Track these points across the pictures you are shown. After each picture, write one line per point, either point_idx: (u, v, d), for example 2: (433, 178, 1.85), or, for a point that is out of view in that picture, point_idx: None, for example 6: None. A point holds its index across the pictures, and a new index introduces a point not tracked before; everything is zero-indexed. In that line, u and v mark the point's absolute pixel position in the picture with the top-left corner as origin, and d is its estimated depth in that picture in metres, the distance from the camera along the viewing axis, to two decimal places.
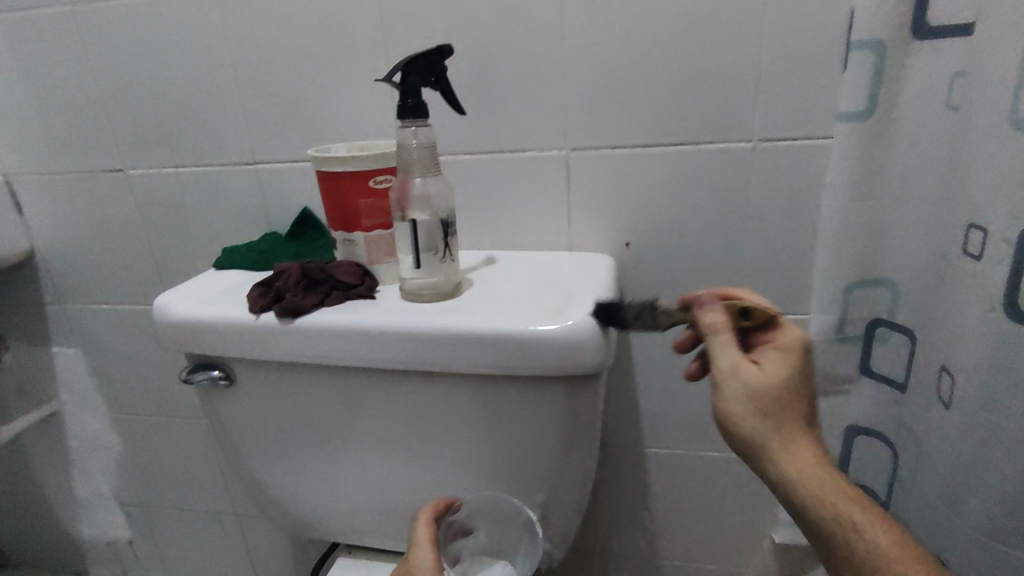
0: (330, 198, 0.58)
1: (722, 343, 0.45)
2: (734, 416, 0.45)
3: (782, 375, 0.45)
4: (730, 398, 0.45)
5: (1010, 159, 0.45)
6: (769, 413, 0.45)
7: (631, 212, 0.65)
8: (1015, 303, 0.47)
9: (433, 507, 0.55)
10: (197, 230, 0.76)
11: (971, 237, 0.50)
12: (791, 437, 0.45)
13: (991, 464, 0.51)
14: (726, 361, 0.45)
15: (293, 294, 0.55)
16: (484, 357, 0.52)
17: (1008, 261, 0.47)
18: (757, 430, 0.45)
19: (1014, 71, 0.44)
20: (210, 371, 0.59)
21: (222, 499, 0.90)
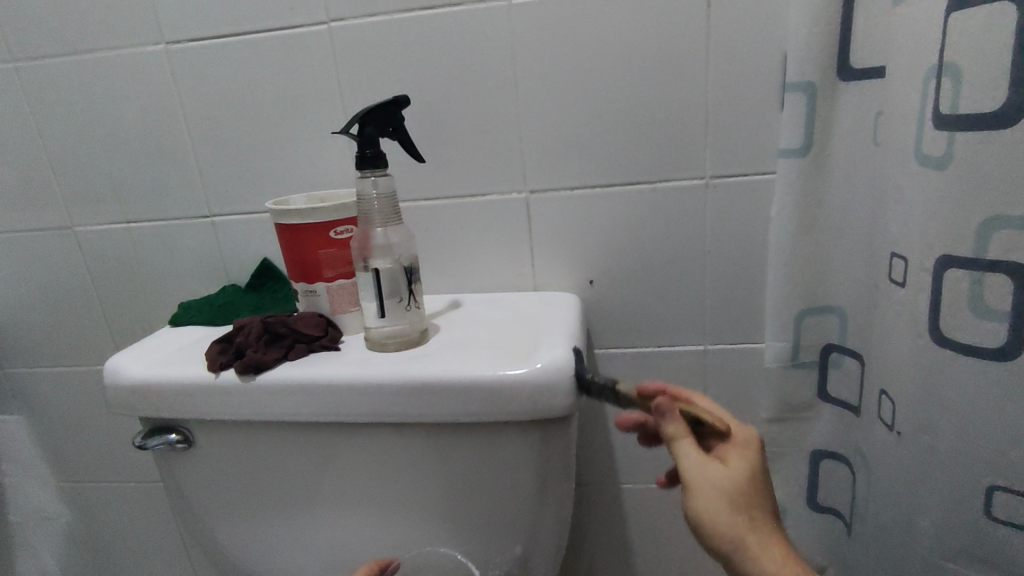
0: (291, 250, 0.58)
1: (684, 444, 0.44)
2: (704, 519, 0.43)
3: (748, 473, 0.44)
4: (701, 499, 0.43)
5: (920, 191, 0.46)
6: (739, 511, 0.43)
7: (591, 250, 0.65)
8: (938, 328, 0.46)
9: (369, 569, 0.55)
10: (151, 288, 0.74)
11: (895, 265, 0.51)
12: (753, 529, 0.43)
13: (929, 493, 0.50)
14: (690, 461, 0.44)
15: (254, 349, 0.54)
16: (452, 407, 0.51)
17: (928, 287, 0.46)
18: (730, 530, 0.43)
19: (916, 106, 0.46)
20: (167, 436, 0.57)
21: (186, 565, 0.87)
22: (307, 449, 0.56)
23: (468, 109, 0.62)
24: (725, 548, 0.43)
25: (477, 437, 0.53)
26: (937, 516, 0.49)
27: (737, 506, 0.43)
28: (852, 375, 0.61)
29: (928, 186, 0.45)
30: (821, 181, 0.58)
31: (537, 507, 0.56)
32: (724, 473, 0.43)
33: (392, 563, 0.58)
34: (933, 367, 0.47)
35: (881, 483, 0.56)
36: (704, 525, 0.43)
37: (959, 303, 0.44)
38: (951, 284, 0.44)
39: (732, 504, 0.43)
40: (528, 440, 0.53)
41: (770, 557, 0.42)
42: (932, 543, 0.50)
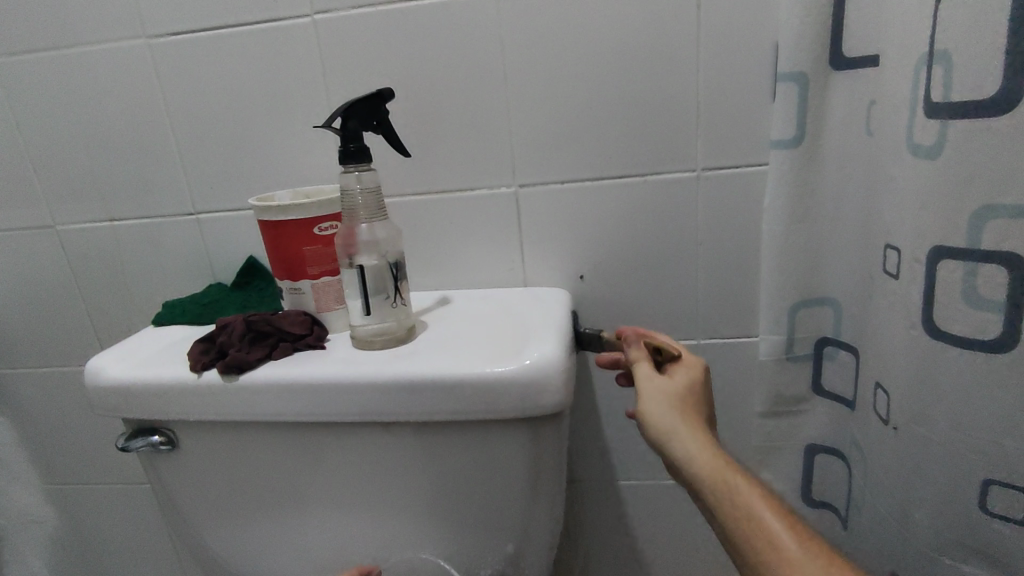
0: (274, 247, 0.57)
1: (640, 359, 0.51)
2: (644, 409, 0.47)
3: (693, 385, 0.49)
4: (642, 395, 0.48)
5: (914, 180, 0.45)
6: (675, 407, 0.47)
7: (582, 244, 0.64)
8: (932, 320, 0.45)
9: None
10: (136, 288, 0.73)
11: (888, 257, 0.51)
12: (685, 422, 0.46)
13: (923, 489, 0.49)
14: (643, 371, 0.50)
15: (237, 348, 0.53)
16: (440, 406, 0.50)
17: (920, 279, 0.45)
18: (666, 420, 0.46)
19: (909, 94, 0.45)
20: (150, 437, 0.56)
21: (176, 568, 0.86)
22: (294, 451, 0.55)
23: (456, 102, 0.61)
24: (658, 431, 0.46)
25: (466, 436, 0.52)
26: (932, 511, 0.48)
27: (674, 403, 0.47)
28: (848, 367, 0.60)
29: (922, 175, 0.44)
30: (813, 172, 0.57)
31: (528, 506, 0.55)
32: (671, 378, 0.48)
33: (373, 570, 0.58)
34: (927, 360, 0.46)
35: (877, 478, 0.55)
36: (644, 418, 0.47)
37: (952, 295, 0.43)
38: (944, 275, 0.44)
39: (672, 401, 0.47)
40: (518, 438, 0.52)
41: (698, 446, 0.45)
42: (927, 538, 0.49)
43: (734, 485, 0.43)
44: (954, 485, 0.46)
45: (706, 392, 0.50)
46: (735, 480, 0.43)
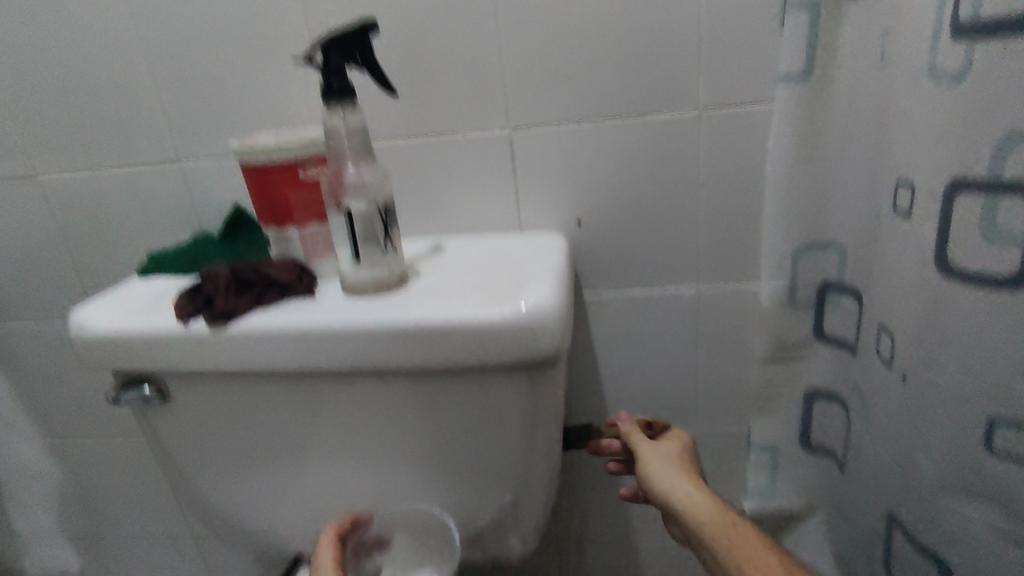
0: (260, 192, 0.55)
1: (633, 433, 0.57)
2: (646, 471, 0.53)
3: (680, 447, 0.55)
4: (644, 459, 0.54)
5: (931, 111, 0.43)
6: (671, 463, 0.53)
7: (579, 189, 0.62)
8: (944, 257, 0.43)
9: (336, 525, 0.55)
10: (122, 240, 0.71)
11: (900, 196, 0.48)
12: (682, 472, 0.52)
13: (927, 431, 0.48)
14: (639, 442, 0.56)
15: (224, 297, 0.51)
16: (433, 353, 0.49)
17: (934, 215, 0.43)
18: (662, 472, 0.52)
19: (930, 15, 0.42)
20: (141, 388, 0.55)
21: (179, 518, 0.87)
22: (287, 400, 0.54)
23: (445, 38, 0.58)
24: (660, 483, 0.51)
25: (462, 382, 0.51)
26: (935, 451, 0.48)
27: (671, 461, 0.53)
28: (851, 313, 0.59)
29: (941, 104, 0.42)
30: (822, 108, 0.54)
31: (525, 453, 0.54)
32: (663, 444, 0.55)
33: (364, 516, 0.57)
34: (938, 299, 0.44)
35: (877, 421, 0.54)
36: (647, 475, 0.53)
37: (969, 230, 0.41)
38: (961, 209, 0.41)
39: (667, 459, 0.53)
40: (514, 385, 0.51)
41: (691, 490, 0.50)
42: (928, 479, 0.49)
43: (728, 522, 0.48)
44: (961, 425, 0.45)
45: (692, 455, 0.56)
46: (730, 516, 0.48)
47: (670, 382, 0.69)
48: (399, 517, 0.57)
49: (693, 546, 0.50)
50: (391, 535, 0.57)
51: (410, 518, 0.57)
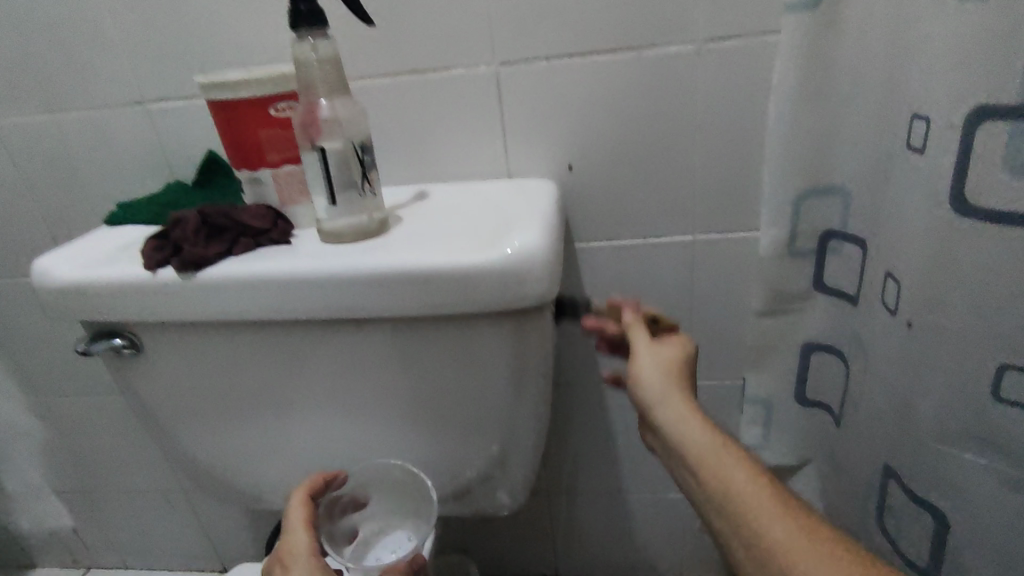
0: (228, 133, 0.51)
1: (635, 327, 0.52)
2: (641, 377, 0.49)
3: (682, 355, 0.50)
4: (640, 360, 0.50)
5: (952, 34, 0.39)
6: (666, 374, 0.49)
7: (570, 131, 0.59)
8: (961, 195, 0.41)
9: (310, 485, 0.52)
10: (90, 188, 0.67)
11: (915, 128, 0.44)
12: (676, 391, 0.48)
13: (929, 379, 0.46)
14: (641, 337, 0.51)
15: (193, 244, 0.49)
16: (415, 301, 0.47)
17: (953, 149, 0.40)
18: (656, 386, 0.48)
19: None
20: (112, 340, 0.53)
21: (167, 475, 0.87)
22: (265, 353, 0.52)
23: None
24: (651, 397, 0.48)
25: (446, 332, 0.49)
26: (937, 399, 0.46)
27: (667, 369, 0.49)
28: (853, 261, 0.57)
29: (963, 26, 0.38)
30: (830, 40, 0.50)
31: (513, 404, 0.52)
32: (665, 350, 0.50)
33: (340, 476, 0.54)
34: (950, 240, 0.42)
35: (877, 371, 0.53)
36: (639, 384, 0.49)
37: (989, 164, 0.38)
38: (982, 141, 0.38)
39: (665, 371, 0.49)
40: (501, 334, 0.49)
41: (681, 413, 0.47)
42: (928, 427, 0.47)
43: (718, 452, 0.44)
44: (967, 371, 0.43)
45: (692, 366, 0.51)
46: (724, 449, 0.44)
47: None
48: (374, 478, 0.56)
49: (666, 460, 0.48)
50: (366, 495, 0.56)
51: (386, 477, 0.56)
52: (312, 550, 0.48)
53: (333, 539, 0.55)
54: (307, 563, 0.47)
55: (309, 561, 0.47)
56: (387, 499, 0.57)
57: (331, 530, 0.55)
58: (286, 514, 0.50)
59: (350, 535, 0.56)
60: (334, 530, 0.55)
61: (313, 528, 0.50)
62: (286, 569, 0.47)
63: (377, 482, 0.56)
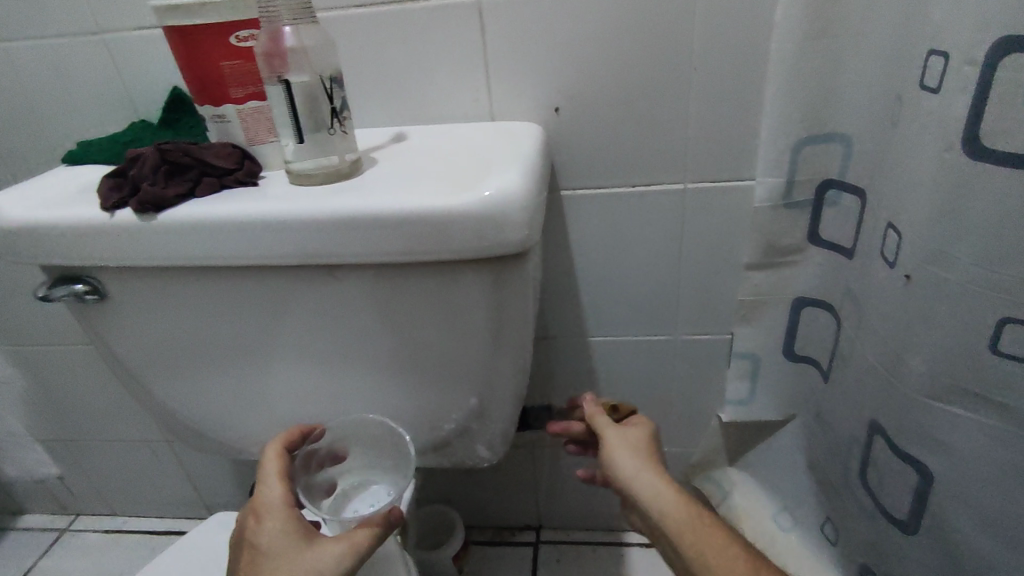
0: (187, 64, 0.48)
1: (597, 416, 0.53)
2: (615, 463, 0.49)
3: (646, 434, 0.51)
4: (609, 445, 0.50)
5: None
6: (637, 454, 0.49)
7: (558, 70, 0.55)
8: (976, 138, 0.38)
9: (284, 438, 0.52)
10: (49, 125, 0.64)
11: (931, 66, 0.41)
12: (649, 466, 0.48)
13: (925, 334, 0.45)
14: (604, 425, 0.51)
15: (151, 184, 0.46)
16: (389, 247, 0.44)
17: (971, 86, 0.37)
18: (627, 464, 0.48)
19: None
20: (73, 286, 0.50)
21: (148, 425, 0.86)
22: (232, 301, 0.50)
23: None
24: (627, 478, 0.48)
25: (422, 280, 0.47)
26: (932, 354, 0.45)
27: (637, 449, 0.49)
28: (850, 213, 0.54)
29: None
30: None
31: (493, 356, 0.51)
32: (631, 431, 0.50)
33: (317, 430, 0.54)
34: (961, 186, 0.40)
35: (870, 325, 0.51)
36: (614, 470, 0.48)
37: (1010, 104, 0.36)
38: (1004, 78, 0.36)
39: (636, 452, 0.49)
40: (480, 284, 0.47)
41: (659, 487, 0.47)
42: (919, 382, 0.46)
43: (694, 524, 0.46)
44: (966, 325, 0.42)
45: (657, 439, 0.51)
46: (696, 518, 0.46)
47: (652, 288, 0.66)
48: (351, 431, 0.54)
49: (656, 538, 0.48)
50: (344, 449, 0.55)
51: (363, 430, 0.54)
52: (285, 500, 0.48)
53: (310, 491, 0.54)
54: (280, 513, 0.47)
55: (283, 511, 0.47)
56: (365, 453, 0.56)
57: (308, 484, 0.54)
58: (260, 466, 0.50)
59: (328, 489, 0.55)
60: (311, 484, 0.54)
61: (287, 479, 0.49)
62: (260, 519, 0.47)
63: (355, 435, 0.55)
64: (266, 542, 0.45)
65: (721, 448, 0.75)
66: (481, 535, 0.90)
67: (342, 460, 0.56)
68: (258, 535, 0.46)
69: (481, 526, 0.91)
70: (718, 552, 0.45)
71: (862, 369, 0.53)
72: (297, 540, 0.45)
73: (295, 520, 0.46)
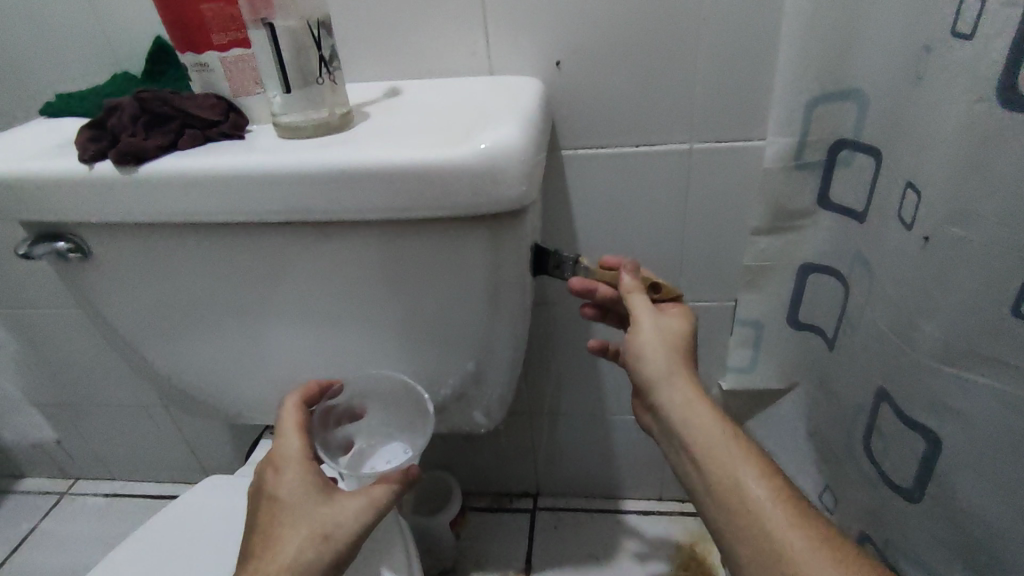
0: (165, 7, 0.45)
1: (635, 292, 0.47)
2: (647, 355, 0.45)
3: (684, 329, 0.46)
4: (643, 333, 0.45)
5: None
6: (670, 350, 0.45)
7: (562, 19, 0.52)
8: (1013, 86, 0.35)
9: (303, 392, 0.51)
10: (28, 79, 0.61)
11: (965, 10, 0.38)
12: (681, 368, 0.45)
13: (941, 297, 0.43)
14: (641, 305, 0.46)
15: (131, 134, 0.44)
16: (382, 203, 0.42)
17: (1010, 30, 0.35)
18: (661, 360, 0.45)
19: None
20: (55, 243, 0.49)
21: (143, 390, 0.85)
22: (219, 260, 0.48)
23: None
24: (656, 377, 0.45)
25: (416, 240, 0.45)
26: (948, 319, 0.43)
27: (672, 346, 0.45)
28: (863, 174, 0.52)
29: None
30: None
31: (491, 319, 0.49)
32: (673, 324, 0.46)
33: (336, 385, 0.53)
34: (992, 140, 0.37)
35: (881, 291, 0.49)
36: (643, 361, 0.45)
37: None
38: None
39: (671, 348, 0.45)
40: (477, 243, 0.45)
41: (686, 397, 0.44)
42: (932, 348, 0.45)
43: (724, 445, 0.42)
44: (988, 288, 0.40)
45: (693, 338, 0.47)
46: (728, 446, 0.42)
47: (656, 253, 0.64)
48: (369, 389, 0.54)
49: (664, 437, 0.46)
50: (363, 407, 0.55)
51: (382, 390, 0.54)
52: (305, 452, 0.47)
53: (328, 447, 0.53)
54: (300, 465, 0.45)
55: (303, 461, 0.46)
56: (384, 412, 0.55)
57: (324, 440, 0.53)
58: (278, 418, 0.49)
59: (344, 446, 0.54)
60: (328, 440, 0.53)
61: (305, 431, 0.48)
62: (278, 470, 0.46)
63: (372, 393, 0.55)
64: (285, 493, 0.44)
65: (721, 416, 0.74)
66: (478, 501, 0.90)
67: (360, 419, 0.55)
68: (276, 486, 0.45)
69: (479, 492, 0.91)
70: (751, 488, 0.40)
71: (870, 335, 0.52)
72: (317, 493, 0.44)
73: (315, 472, 0.45)
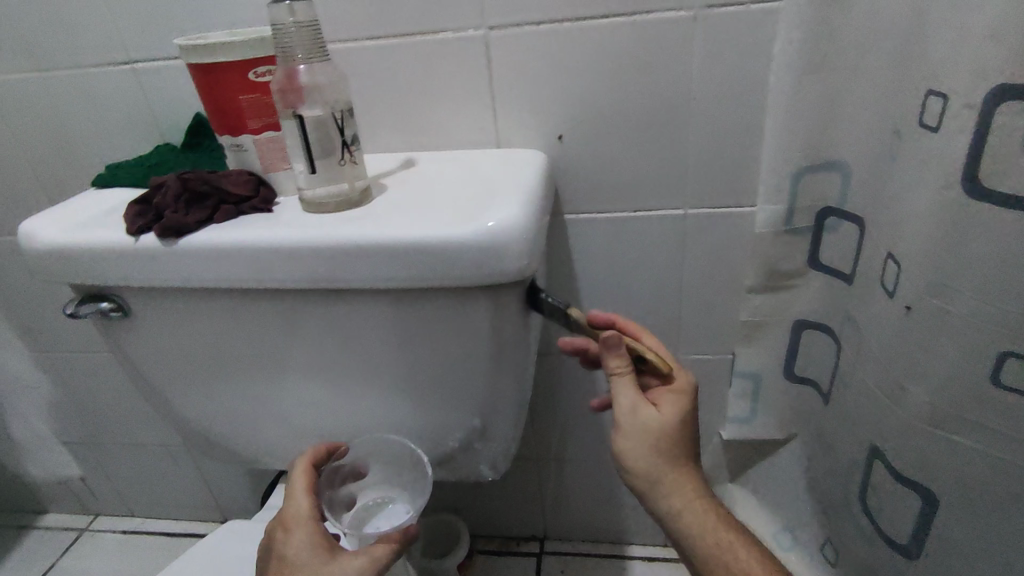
0: (208, 96, 0.51)
1: (619, 375, 0.47)
2: (629, 458, 0.49)
3: (675, 420, 0.48)
4: (625, 433, 0.48)
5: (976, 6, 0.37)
6: (657, 452, 0.49)
7: (563, 100, 0.57)
8: (975, 176, 0.39)
9: (310, 456, 0.54)
10: (79, 148, 0.67)
11: (929, 105, 0.42)
12: (669, 467, 0.49)
13: (923, 363, 0.45)
14: (626, 399, 0.47)
15: (173, 211, 0.49)
16: (396, 274, 0.46)
17: (969, 127, 0.38)
18: (643, 462, 0.49)
19: None
20: (99, 303, 0.53)
21: (165, 430, 0.89)
22: (246, 321, 0.53)
23: None
24: (642, 483, 0.50)
25: (427, 305, 0.49)
26: (930, 384, 0.45)
27: (658, 446, 0.49)
28: (850, 239, 0.56)
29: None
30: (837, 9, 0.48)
31: (498, 377, 0.53)
32: (655, 420, 0.47)
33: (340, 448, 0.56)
34: (961, 222, 0.41)
35: (869, 352, 0.52)
36: (625, 457, 0.49)
37: (1007, 147, 0.37)
38: (1003, 120, 0.37)
39: (653, 447, 0.48)
40: (484, 308, 0.48)
41: (677, 502, 0.50)
42: (918, 410, 0.47)
43: (716, 538, 0.50)
44: (965, 357, 0.43)
45: (690, 417, 0.49)
46: (724, 534, 0.50)
47: (656, 309, 0.67)
48: (372, 450, 0.57)
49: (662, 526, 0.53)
50: (365, 467, 0.57)
51: (382, 449, 0.57)
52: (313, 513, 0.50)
53: (332, 506, 0.57)
54: (307, 526, 0.49)
55: (309, 522, 0.49)
56: (384, 471, 0.58)
57: (331, 499, 0.56)
58: (288, 480, 0.52)
59: (349, 503, 0.58)
60: (334, 499, 0.57)
61: (313, 492, 0.51)
62: (287, 530, 0.49)
63: (375, 454, 0.57)
64: (294, 554, 0.47)
65: (724, 466, 0.76)
66: (485, 544, 0.92)
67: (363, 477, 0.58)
68: (285, 547, 0.48)
69: (487, 535, 0.92)
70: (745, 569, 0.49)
71: (859, 395, 0.54)
72: (321, 553, 0.47)
73: (321, 533, 0.49)
